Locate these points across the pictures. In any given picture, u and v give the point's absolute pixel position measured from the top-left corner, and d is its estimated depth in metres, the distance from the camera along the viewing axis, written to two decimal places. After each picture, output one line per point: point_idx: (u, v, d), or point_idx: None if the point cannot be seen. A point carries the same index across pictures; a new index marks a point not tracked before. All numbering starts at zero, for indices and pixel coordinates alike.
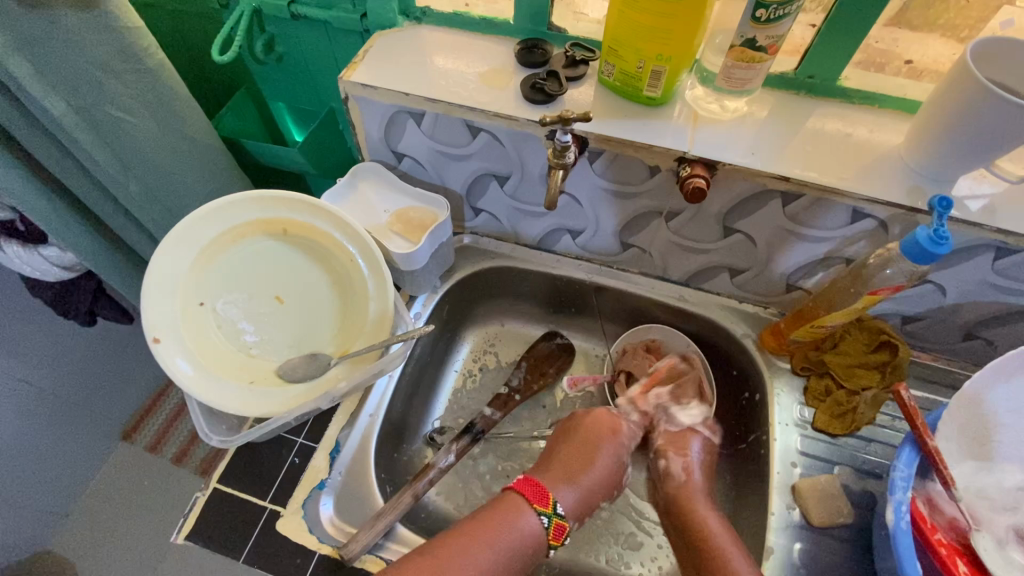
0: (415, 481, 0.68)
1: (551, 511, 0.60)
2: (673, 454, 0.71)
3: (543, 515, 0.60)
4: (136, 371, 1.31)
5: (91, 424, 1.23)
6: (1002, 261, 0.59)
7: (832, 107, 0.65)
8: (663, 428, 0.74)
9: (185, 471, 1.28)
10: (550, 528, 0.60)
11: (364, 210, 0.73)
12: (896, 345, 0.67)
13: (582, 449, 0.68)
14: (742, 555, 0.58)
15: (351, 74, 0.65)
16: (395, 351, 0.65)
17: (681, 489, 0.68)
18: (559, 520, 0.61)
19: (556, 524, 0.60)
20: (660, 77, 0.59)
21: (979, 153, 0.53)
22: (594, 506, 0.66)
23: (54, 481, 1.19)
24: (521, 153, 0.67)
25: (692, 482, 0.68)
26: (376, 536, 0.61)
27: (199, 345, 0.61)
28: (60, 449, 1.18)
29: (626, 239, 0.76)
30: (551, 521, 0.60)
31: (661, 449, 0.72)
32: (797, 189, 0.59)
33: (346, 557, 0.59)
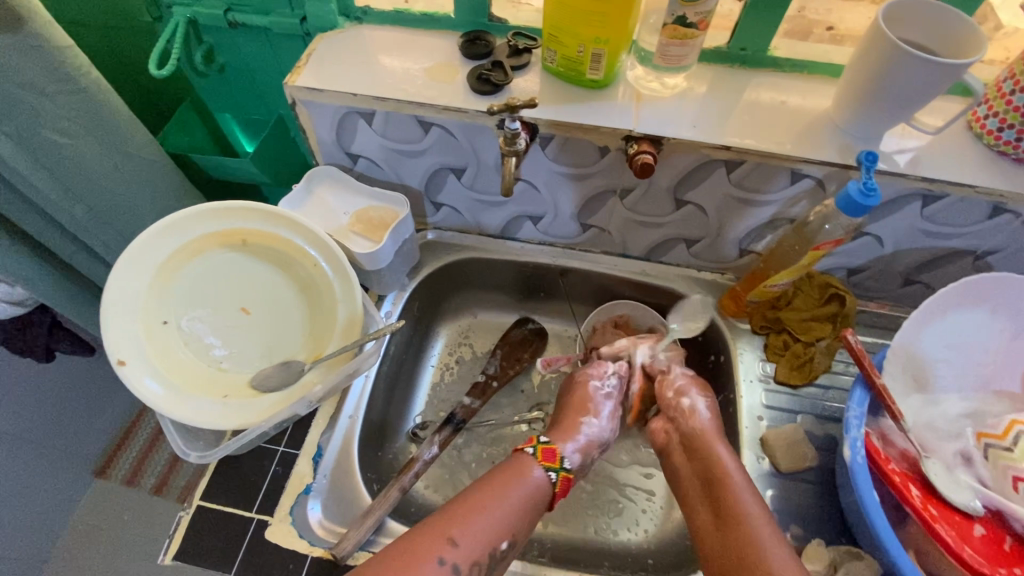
0: (400, 475, 0.68)
1: (535, 442, 0.64)
2: (695, 393, 0.68)
3: (528, 448, 0.63)
4: (104, 405, 1.26)
5: (60, 464, 1.19)
6: (930, 207, 0.63)
7: (766, 76, 0.68)
8: (678, 371, 0.72)
9: (166, 500, 1.24)
10: (537, 455, 0.63)
11: (322, 214, 0.71)
12: (844, 297, 0.70)
13: (581, 400, 0.70)
14: (755, 498, 0.57)
15: (295, 79, 0.65)
16: (368, 350, 0.66)
17: (699, 430, 0.65)
18: (545, 444, 0.64)
19: (543, 449, 0.63)
20: (600, 60, 0.61)
21: (899, 108, 0.57)
22: (586, 427, 0.68)
23: (27, 525, 1.15)
24: (473, 144, 0.68)
25: (708, 424, 0.65)
26: (366, 533, 0.61)
27: (166, 364, 0.60)
28: (27, 492, 1.13)
29: (585, 220, 0.78)
30: (536, 449, 0.63)
31: (682, 389, 0.69)
32: (738, 157, 0.62)
33: (338, 557, 0.60)
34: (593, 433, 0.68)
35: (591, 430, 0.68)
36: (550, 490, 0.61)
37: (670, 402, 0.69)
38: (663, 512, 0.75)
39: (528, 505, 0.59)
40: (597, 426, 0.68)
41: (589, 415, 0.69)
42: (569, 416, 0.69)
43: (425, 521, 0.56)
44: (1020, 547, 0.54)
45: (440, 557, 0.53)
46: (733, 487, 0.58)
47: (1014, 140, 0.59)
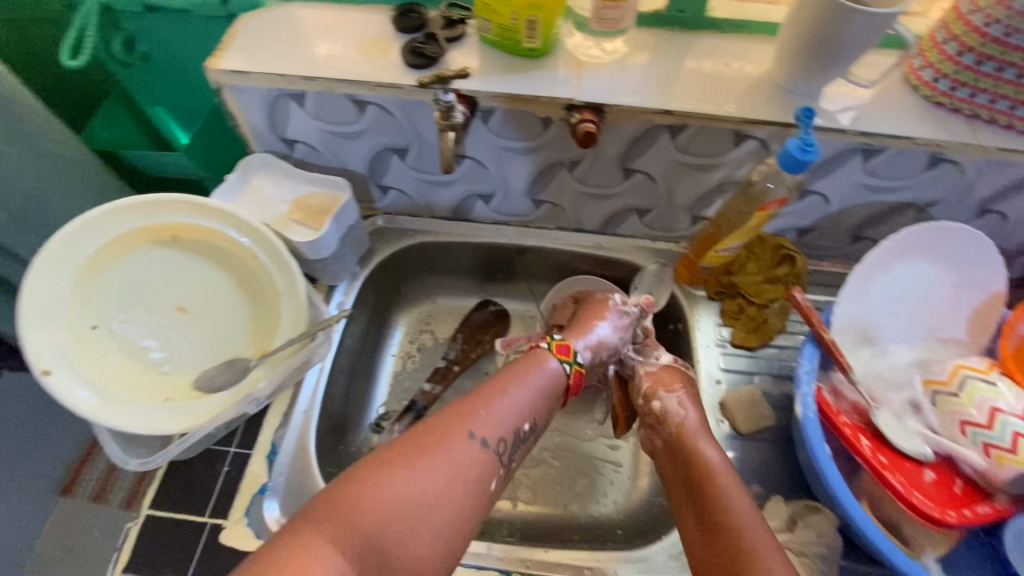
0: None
1: (551, 339, 0.65)
2: (665, 392, 0.65)
3: (543, 344, 0.65)
4: None
5: None
6: (871, 162, 0.63)
7: (707, 37, 0.67)
8: (642, 371, 0.68)
9: None
10: (552, 349, 0.64)
11: (260, 204, 0.68)
12: (795, 257, 0.71)
13: (593, 310, 0.71)
14: (744, 499, 0.55)
15: (217, 62, 0.62)
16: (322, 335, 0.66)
17: (681, 432, 0.62)
18: (558, 340, 0.65)
19: (558, 345, 0.65)
20: (535, 27, 0.59)
21: (835, 62, 0.57)
22: (599, 329, 0.68)
23: None
24: (413, 122, 0.65)
25: (689, 423, 0.62)
26: None
27: (99, 370, 0.57)
28: None
29: (536, 196, 0.76)
30: (551, 345, 0.64)
31: (650, 392, 0.66)
32: (680, 121, 0.62)
33: None
34: (605, 335, 0.68)
35: (603, 332, 0.68)
36: (565, 381, 0.63)
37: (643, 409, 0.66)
38: (632, 483, 0.76)
39: (545, 391, 0.61)
40: (610, 329, 0.69)
41: (603, 317, 0.69)
42: (585, 318, 0.70)
43: (440, 412, 0.57)
44: (971, 488, 0.56)
45: (468, 435, 0.55)
46: (721, 491, 0.56)
47: (949, 89, 0.59)
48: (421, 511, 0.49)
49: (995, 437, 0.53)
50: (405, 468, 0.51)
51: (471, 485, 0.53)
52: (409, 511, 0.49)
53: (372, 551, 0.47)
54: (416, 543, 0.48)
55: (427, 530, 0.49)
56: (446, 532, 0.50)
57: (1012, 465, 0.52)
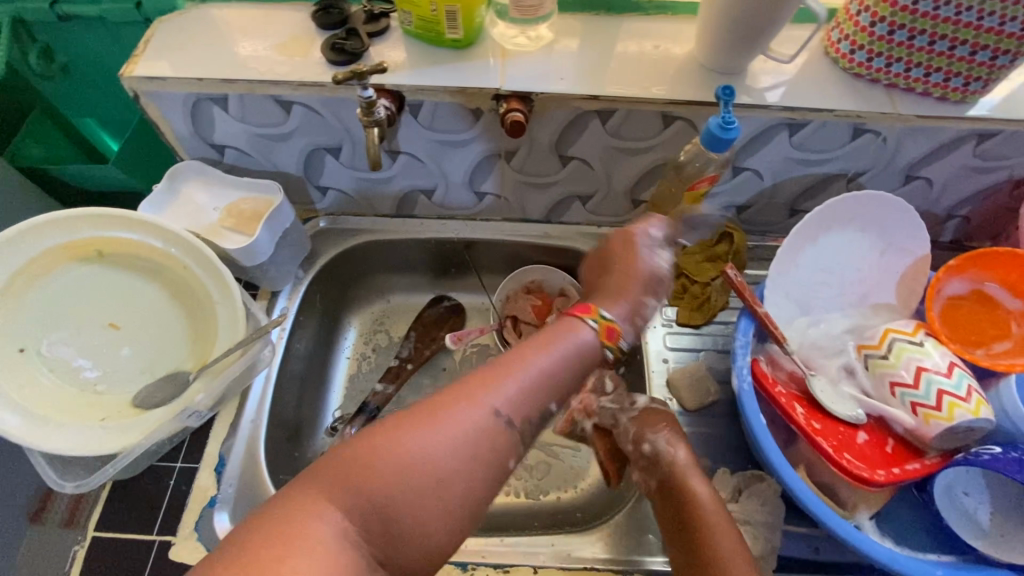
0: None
1: (596, 315, 0.55)
2: (652, 434, 0.60)
3: (588, 319, 0.55)
4: None
5: None
6: (797, 135, 0.64)
7: (633, 20, 0.67)
8: (626, 416, 0.63)
9: None
10: (597, 330, 0.54)
11: (190, 213, 0.67)
12: (733, 234, 0.72)
13: (622, 276, 0.62)
14: (734, 536, 0.52)
15: (132, 69, 0.60)
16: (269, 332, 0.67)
17: (673, 468, 0.57)
18: (606, 321, 0.55)
19: (605, 326, 0.55)
20: (455, 17, 0.59)
21: (752, 38, 0.58)
22: (644, 308, 0.60)
23: None
24: (341, 120, 0.64)
25: (681, 459, 0.58)
26: None
27: (29, 394, 0.56)
28: None
29: (478, 188, 0.76)
30: (598, 324, 0.55)
31: (638, 435, 0.60)
32: (608, 106, 0.62)
33: None
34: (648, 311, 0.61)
35: (648, 311, 0.61)
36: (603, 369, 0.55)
37: (633, 454, 0.61)
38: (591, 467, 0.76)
39: (578, 360, 0.52)
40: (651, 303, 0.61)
41: (648, 292, 0.61)
42: (620, 286, 0.61)
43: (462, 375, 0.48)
44: (902, 447, 0.57)
45: (491, 407, 0.46)
46: (712, 531, 0.52)
47: (866, 60, 0.61)
48: (436, 478, 0.42)
49: (921, 396, 0.55)
50: (418, 428, 0.43)
51: (488, 462, 0.45)
52: (416, 479, 0.42)
53: (376, 515, 0.40)
54: (419, 514, 0.41)
55: (440, 505, 0.42)
56: (454, 508, 0.42)
57: (938, 422, 0.54)
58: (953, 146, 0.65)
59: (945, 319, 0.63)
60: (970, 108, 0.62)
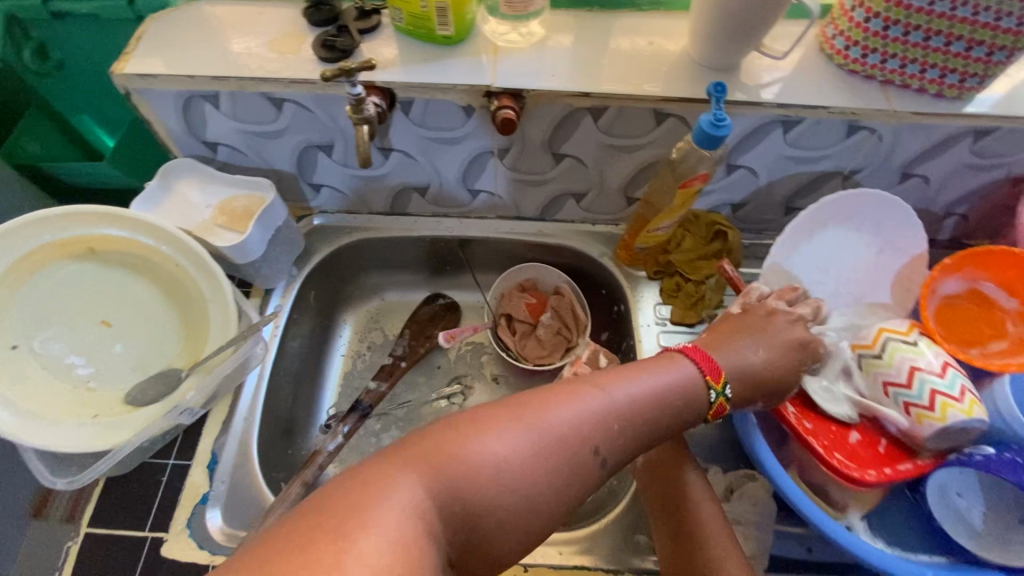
0: (303, 471, 0.68)
1: (721, 389, 0.51)
2: None
3: (712, 390, 0.50)
4: None
5: None
6: (792, 133, 0.64)
7: (625, 17, 0.67)
8: None
9: None
10: (713, 406, 0.50)
11: (183, 211, 0.67)
12: (727, 232, 0.72)
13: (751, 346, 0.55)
14: (715, 513, 0.55)
15: (122, 66, 0.60)
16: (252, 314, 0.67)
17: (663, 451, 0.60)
18: (723, 400, 0.51)
19: (720, 404, 0.51)
20: (445, 13, 0.58)
21: (744, 35, 0.57)
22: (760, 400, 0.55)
23: None
24: (334, 117, 0.64)
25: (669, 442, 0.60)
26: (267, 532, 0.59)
27: (20, 390, 0.56)
28: None
29: (472, 185, 0.76)
30: (716, 400, 0.50)
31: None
32: (600, 103, 0.62)
33: None
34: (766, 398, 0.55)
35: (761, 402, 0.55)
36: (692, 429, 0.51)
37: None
38: None
39: (676, 412, 0.48)
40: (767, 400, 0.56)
41: (771, 389, 0.55)
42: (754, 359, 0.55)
43: (562, 388, 0.45)
44: (895, 447, 0.57)
45: (591, 441, 0.43)
46: (697, 509, 0.55)
47: (860, 56, 0.60)
48: (523, 499, 0.39)
49: (914, 396, 0.54)
50: (513, 441, 0.40)
51: (576, 492, 0.42)
52: (506, 493, 0.39)
53: (461, 521, 0.38)
54: (500, 520, 0.39)
55: (518, 528, 0.40)
56: (532, 530, 0.40)
57: (930, 422, 0.53)
58: (949, 143, 0.65)
59: (940, 319, 0.63)
60: (966, 105, 0.61)
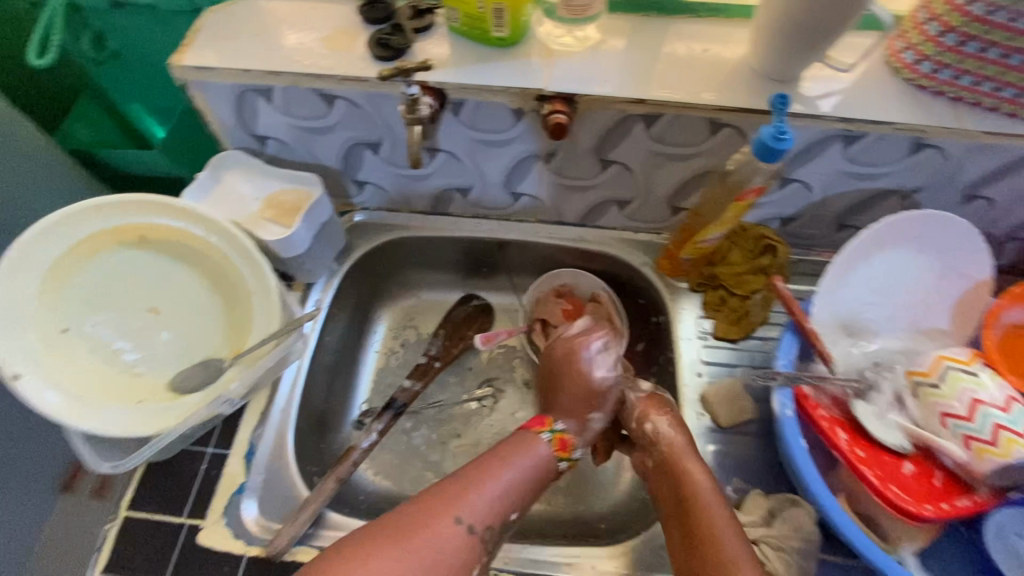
0: (338, 467, 0.67)
1: (550, 427, 0.61)
2: (656, 415, 0.63)
3: (544, 432, 0.61)
4: None
5: None
6: (852, 148, 0.62)
7: (682, 23, 0.65)
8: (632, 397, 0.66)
9: None
10: (552, 443, 0.60)
11: (231, 202, 0.67)
12: (776, 247, 0.69)
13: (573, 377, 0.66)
14: (728, 517, 0.54)
15: (181, 58, 0.61)
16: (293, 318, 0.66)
17: (670, 450, 0.60)
18: (559, 434, 0.61)
19: (557, 438, 0.61)
20: (502, 15, 0.58)
21: (809, 45, 0.55)
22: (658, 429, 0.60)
23: None
24: (383, 115, 0.64)
25: (676, 441, 0.60)
26: (301, 528, 0.60)
27: (71, 373, 0.57)
28: None
29: (514, 188, 0.75)
30: (551, 436, 0.61)
31: (642, 414, 0.64)
32: (654, 110, 0.60)
33: (273, 554, 0.59)
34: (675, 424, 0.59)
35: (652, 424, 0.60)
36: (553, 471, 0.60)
37: (636, 432, 0.64)
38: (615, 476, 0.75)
39: (534, 475, 0.58)
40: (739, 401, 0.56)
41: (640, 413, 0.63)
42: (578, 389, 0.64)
43: (417, 498, 0.53)
44: (952, 481, 0.55)
45: (461, 524, 0.52)
46: (707, 511, 0.54)
47: (931, 71, 0.58)
48: None
49: (976, 429, 0.52)
50: (386, 558, 0.48)
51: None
52: None
53: None
54: None
55: None
56: None
57: (992, 458, 0.51)
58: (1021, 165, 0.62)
59: (1002, 348, 0.60)
60: None
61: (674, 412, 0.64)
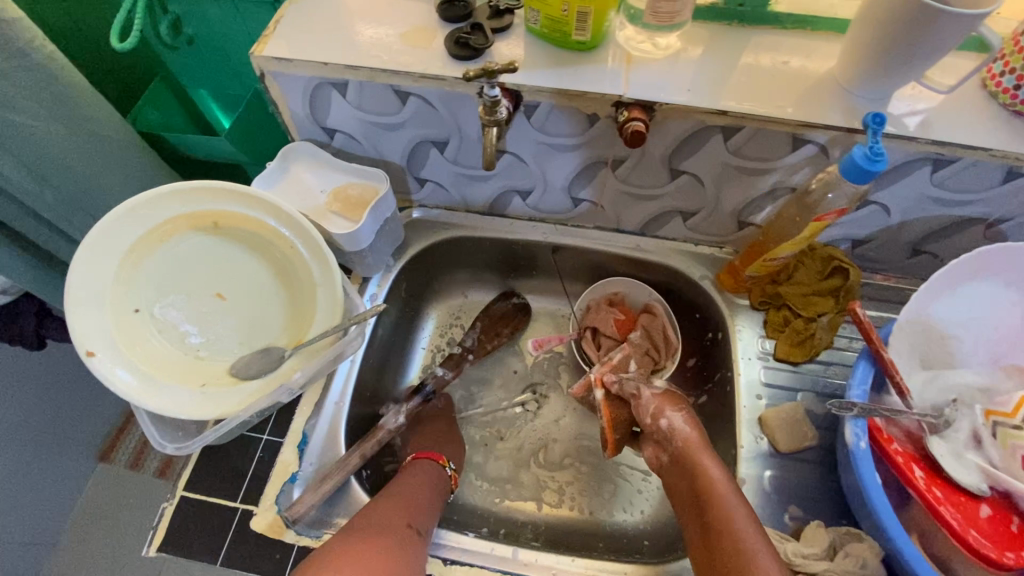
0: (364, 442, 0.67)
1: (446, 462, 0.72)
2: (671, 412, 0.67)
3: (445, 464, 0.71)
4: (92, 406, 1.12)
5: (72, 455, 1.09)
6: (940, 173, 0.59)
7: (767, 34, 0.63)
8: (647, 392, 0.69)
9: (143, 476, 1.13)
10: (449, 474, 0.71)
11: (299, 193, 0.68)
12: (847, 270, 0.67)
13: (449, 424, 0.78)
14: (743, 508, 0.57)
15: (262, 48, 0.61)
16: (353, 315, 0.66)
17: (685, 444, 0.64)
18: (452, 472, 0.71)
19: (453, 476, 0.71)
20: (586, 19, 0.56)
21: (908, 64, 0.52)
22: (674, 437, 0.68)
23: (33, 528, 1.05)
24: (455, 115, 0.64)
25: (691, 436, 0.65)
26: (320, 498, 0.62)
27: (141, 353, 0.58)
28: (36, 492, 1.04)
29: (576, 193, 0.74)
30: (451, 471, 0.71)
31: (658, 411, 0.67)
32: (736, 123, 0.58)
33: (292, 518, 0.60)
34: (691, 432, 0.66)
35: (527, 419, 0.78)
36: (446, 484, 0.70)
37: (650, 427, 0.68)
38: (660, 492, 0.74)
39: (438, 491, 0.68)
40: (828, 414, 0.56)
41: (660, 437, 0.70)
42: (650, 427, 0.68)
43: (364, 510, 0.61)
44: None
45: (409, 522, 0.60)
46: (722, 500, 0.58)
47: None
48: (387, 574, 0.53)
49: None
50: (359, 543, 0.55)
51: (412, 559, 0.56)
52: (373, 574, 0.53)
53: None
54: None
55: None
56: None
57: None
58: None
59: None
60: None
61: (689, 410, 0.68)
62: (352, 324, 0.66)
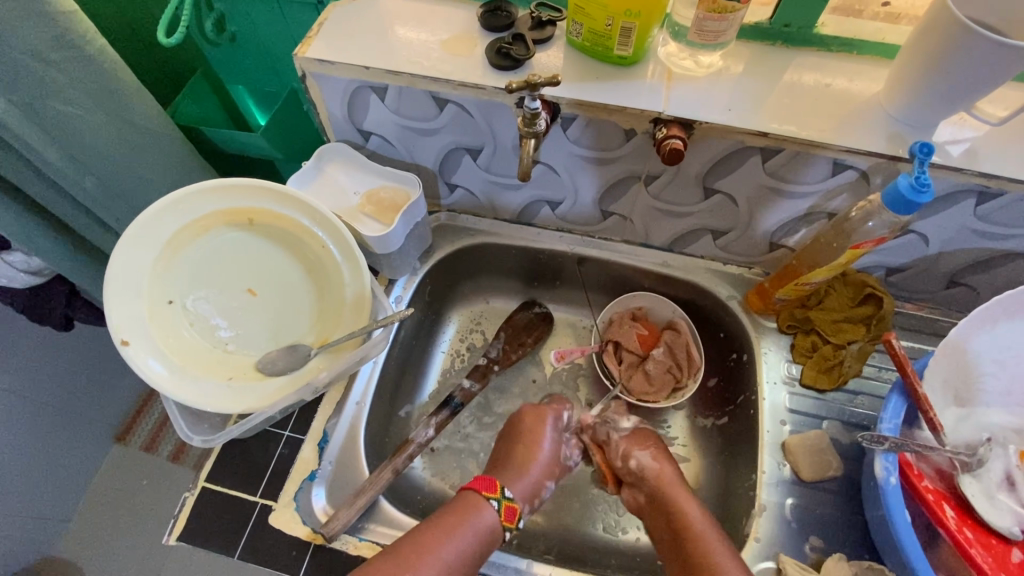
0: (394, 457, 0.68)
1: (499, 495, 0.63)
2: (638, 449, 0.70)
3: (492, 499, 0.62)
4: (111, 388, 1.14)
5: (89, 434, 1.12)
6: (984, 206, 0.58)
7: (810, 56, 0.62)
8: (616, 433, 0.73)
9: (157, 459, 1.15)
10: (500, 511, 0.61)
11: (333, 194, 0.69)
12: (881, 298, 0.66)
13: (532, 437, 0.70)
14: (726, 546, 0.58)
15: (306, 50, 0.62)
16: (377, 336, 0.65)
17: (658, 481, 0.66)
18: (507, 501, 0.63)
19: (506, 506, 0.62)
20: (630, 34, 0.56)
21: (958, 94, 0.51)
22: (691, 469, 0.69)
23: (48, 504, 1.07)
24: (491, 123, 0.64)
25: (663, 473, 0.67)
26: (356, 514, 0.61)
27: (172, 344, 0.59)
28: (52, 469, 1.06)
29: (606, 206, 0.74)
30: (500, 504, 0.62)
31: (626, 451, 0.70)
32: (776, 145, 0.57)
33: (327, 535, 0.60)
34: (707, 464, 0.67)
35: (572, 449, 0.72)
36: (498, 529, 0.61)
37: (622, 470, 0.70)
38: None
39: (475, 543, 0.58)
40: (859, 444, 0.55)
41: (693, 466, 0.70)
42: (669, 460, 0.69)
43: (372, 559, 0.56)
44: None
45: None
46: (702, 537, 0.59)
47: None
48: None
49: None
50: None
51: None
52: None
53: None
54: None
55: None
56: None
57: None
58: None
59: None
60: None
61: (658, 447, 0.70)
62: (376, 332, 0.66)
